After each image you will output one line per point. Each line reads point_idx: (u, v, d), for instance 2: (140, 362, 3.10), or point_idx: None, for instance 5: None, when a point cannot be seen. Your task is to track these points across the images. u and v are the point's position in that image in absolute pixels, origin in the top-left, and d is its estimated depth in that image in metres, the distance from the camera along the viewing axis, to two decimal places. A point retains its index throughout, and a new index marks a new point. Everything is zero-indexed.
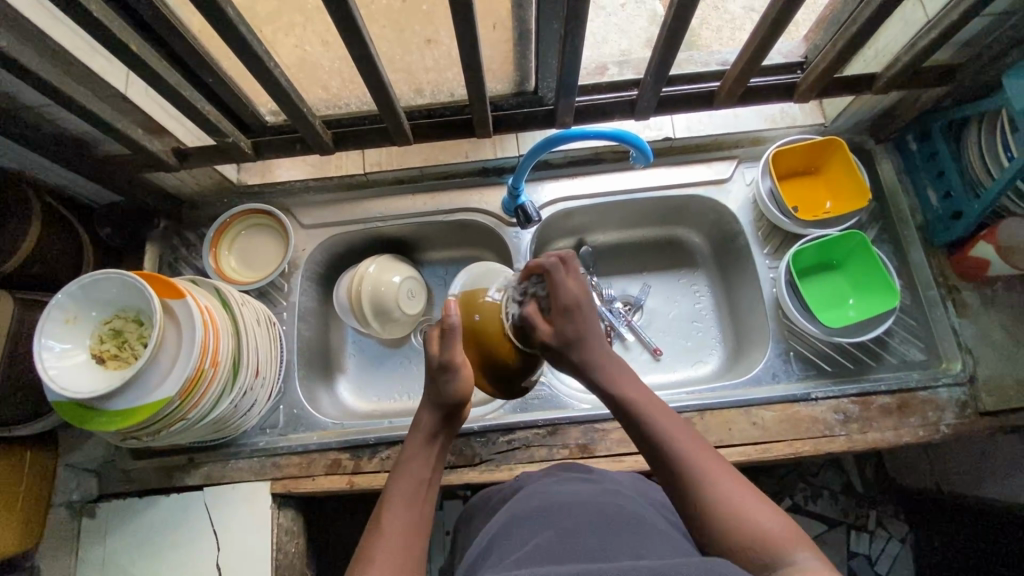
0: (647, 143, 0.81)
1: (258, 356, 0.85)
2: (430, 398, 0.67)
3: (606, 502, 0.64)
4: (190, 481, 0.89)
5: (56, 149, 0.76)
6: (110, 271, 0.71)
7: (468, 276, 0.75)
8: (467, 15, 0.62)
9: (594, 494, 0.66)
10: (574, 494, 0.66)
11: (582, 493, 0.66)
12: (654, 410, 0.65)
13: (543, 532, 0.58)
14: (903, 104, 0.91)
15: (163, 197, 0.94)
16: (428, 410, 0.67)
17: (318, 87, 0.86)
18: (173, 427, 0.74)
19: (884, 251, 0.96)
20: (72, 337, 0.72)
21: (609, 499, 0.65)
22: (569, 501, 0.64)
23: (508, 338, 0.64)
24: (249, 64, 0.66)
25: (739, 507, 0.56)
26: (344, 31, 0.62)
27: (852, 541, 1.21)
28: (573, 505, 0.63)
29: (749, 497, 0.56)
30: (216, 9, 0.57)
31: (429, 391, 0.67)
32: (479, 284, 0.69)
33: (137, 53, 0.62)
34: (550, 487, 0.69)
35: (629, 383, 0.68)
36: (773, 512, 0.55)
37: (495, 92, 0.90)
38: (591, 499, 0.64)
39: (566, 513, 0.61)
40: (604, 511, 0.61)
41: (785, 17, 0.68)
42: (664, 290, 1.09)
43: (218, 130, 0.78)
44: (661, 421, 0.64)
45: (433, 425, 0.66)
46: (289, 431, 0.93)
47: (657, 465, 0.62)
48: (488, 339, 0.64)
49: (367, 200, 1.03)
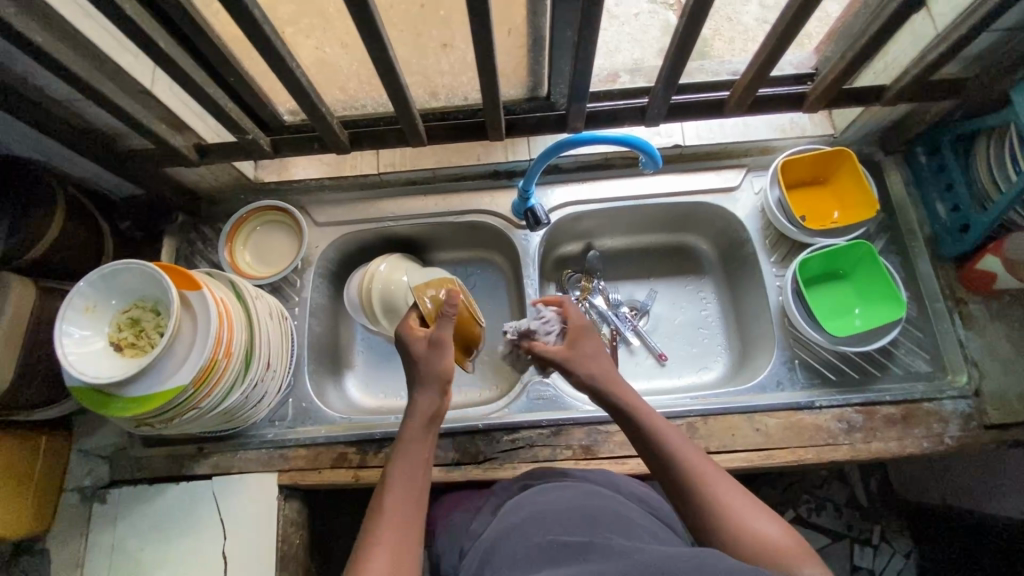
0: (656, 148, 0.82)
1: (270, 349, 0.87)
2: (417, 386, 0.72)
3: (595, 506, 0.65)
4: (199, 470, 0.91)
5: (82, 141, 0.78)
6: (131, 261, 0.74)
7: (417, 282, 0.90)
8: (484, 21, 0.64)
9: (580, 500, 0.67)
10: (562, 500, 0.67)
11: (570, 500, 0.67)
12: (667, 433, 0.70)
13: (540, 540, 0.59)
14: (912, 116, 0.92)
15: (182, 192, 0.97)
16: (425, 398, 0.71)
17: (337, 88, 0.89)
18: (186, 415, 0.76)
19: (891, 261, 0.96)
20: (92, 325, 0.74)
21: (597, 503, 0.66)
22: (559, 509, 0.65)
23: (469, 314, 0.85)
24: (272, 64, 0.68)
25: (739, 513, 0.62)
26: (366, 34, 0.64)
27: (856, 555, 1.21)
28: (564, 513, 0.64)
29: (748, 505, 0.62)
30: (243, 10, 0.59)
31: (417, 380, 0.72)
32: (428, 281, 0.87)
33: (165, 51, 0.64)
34: (536, 492, 0.71)
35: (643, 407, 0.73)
36: (776, 524, 0.61)
37: (509, 96, 0.92)
38: (580, 505, 0.66)
39: (559, 522, 0.62)
40: (595, 522, 0.62)
41: (794, 29, 0.69)
42: (671, 296, 1.10)
43: (239, 128, 0.80)
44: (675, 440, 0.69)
45: (430, 420, 0.70)
46: (297, 425, 0.94)
47: (674, 482, 0.66)
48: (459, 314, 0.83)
49: (381, 200, 1.05)
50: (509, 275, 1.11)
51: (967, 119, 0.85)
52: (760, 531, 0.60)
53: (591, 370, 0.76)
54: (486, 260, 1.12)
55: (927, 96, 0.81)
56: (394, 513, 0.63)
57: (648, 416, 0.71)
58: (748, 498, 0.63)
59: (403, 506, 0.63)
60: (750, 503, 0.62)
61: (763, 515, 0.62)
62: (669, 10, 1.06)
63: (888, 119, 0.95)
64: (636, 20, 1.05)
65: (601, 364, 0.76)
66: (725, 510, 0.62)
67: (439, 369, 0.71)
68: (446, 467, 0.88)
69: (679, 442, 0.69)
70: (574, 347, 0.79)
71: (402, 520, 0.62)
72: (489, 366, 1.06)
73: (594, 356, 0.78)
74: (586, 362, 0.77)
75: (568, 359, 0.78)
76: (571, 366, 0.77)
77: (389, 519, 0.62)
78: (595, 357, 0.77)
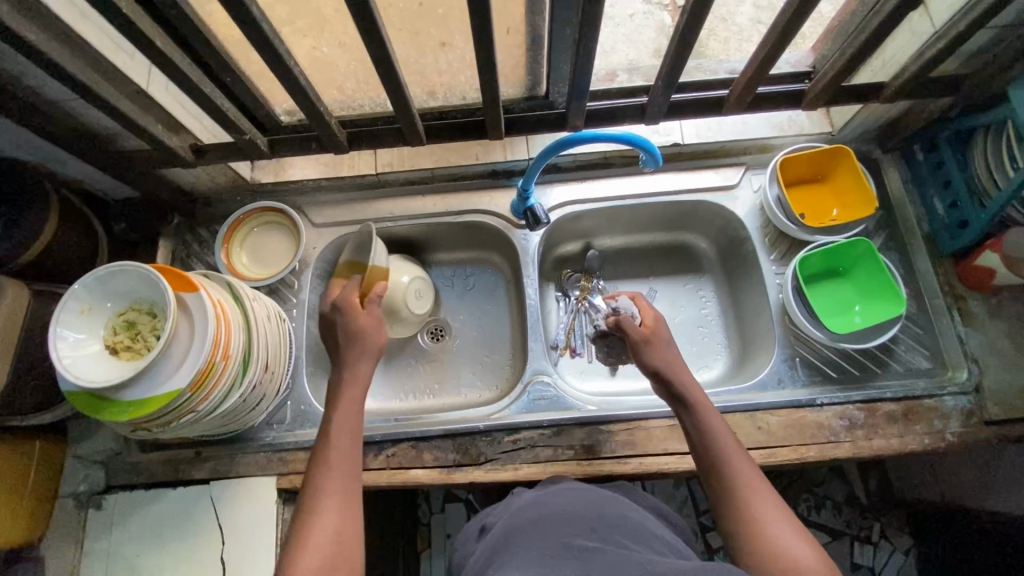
0: (656, 146, 0.81)
1: (268, 352, 0.86)
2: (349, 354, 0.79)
3: (606, 512, 0.65)
4: (197, 475, 0.90)
5: (76, 142, 0.77)
6: (127, 263, 0.73)
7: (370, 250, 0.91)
8: (485, 20, 0.64)
9: (591, 502, 0.67)
10: (572, 502, 0.66)
11: (580, 503, 0.66)
12: (725, 440, 0.71)
13: (550, 538, 0.59)
14: (910, 114, 0.92)
15: (177, 194, 0.96)
16: (362, 366, 0.78)
17: (334, 88, 0.88)
18: (183, 419, 0.75)
19: (890, 258, 0.96)
20: (87, 328, 0.73)
21: (608, 509, 0.65)
22: (571, 511, 0.64)
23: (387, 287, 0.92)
24: (270, 63, 0.67)
25: (769, 527, 0.63)
26: (365, 33, 0.64)
27: (856, 553, 1.22)
28: (574, 516, 0.63)
29: (782, 524, 0.63)
30: (240, 7, 0.58)
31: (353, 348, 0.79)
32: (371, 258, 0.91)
33: (161, 49, 0.63)
34: (547, 492, 0.70)
35: (710, 413, 0.74)
36: (805, 544, 0.62)
37: (507, 96, 0.91)
38: (591, 509, 0.65)
39: (570, 522, 0.61)
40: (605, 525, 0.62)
41: (794, 27, 0.69)
42: (670, 295, 1.09)
43: (236, 128, 0.80)
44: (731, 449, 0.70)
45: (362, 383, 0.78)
46: (296, 427, 0.93)
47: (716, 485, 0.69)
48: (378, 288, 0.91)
49: (378, 200, 1.04)
50: (509, 275, 1.10)
51: (964, 116, 0.85)
52: (784, 548, 0.61)
53: (663, 358, 0.81)
54: (485, 261, 1.12)
55: (926, 93, 0.81)
56: (335, 474, 0.69)
57: (711, 420, 0.73)
58: (784, 516, 0.64)
59: (344, 467, 0.70)
60: (787, 522, 0.64)
61: (794, 535, 0.62)
62: (664, 11, 1.06)
63: (885, 117, 0.95)
64: (632, 21, 1.05)
65: (675, 358, 0.81)
66: (758, 521, 0.64)
67: (375, 338, 0.81)
68: (447, 469, 0.87)
69: (731, 451, 0.70)
70: (653, 332, 0.84)
71: (343, 479, 0.69)
72: (490, 367, 1.05)
73: (667, 346, 0.83)
74: (660, 349, 0.82)
75: (646, 340, 0.83)
76: (648, 347, 0.82)
77: (330, 483, 0.68)
78: (669, 349, 0.82)
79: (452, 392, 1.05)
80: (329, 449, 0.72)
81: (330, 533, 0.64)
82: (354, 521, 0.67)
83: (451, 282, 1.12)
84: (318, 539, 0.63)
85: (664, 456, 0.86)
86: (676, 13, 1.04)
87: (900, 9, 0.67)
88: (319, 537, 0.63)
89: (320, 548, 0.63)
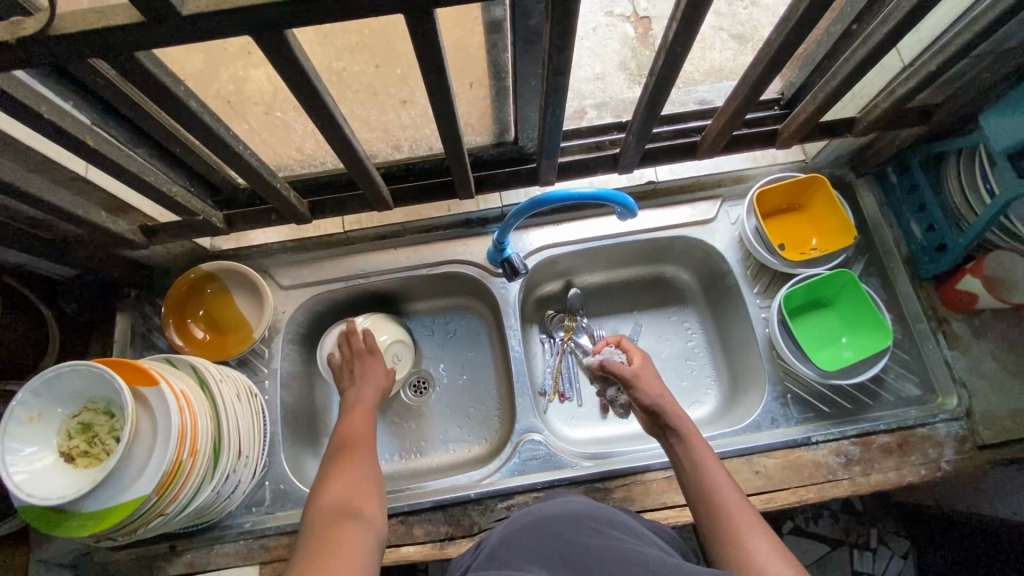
0: (631, 197, 0.79)
1: (240, 438, 0.81)
2: (362, 378, 0.89)
3: (605, 513, 0.63)
4: (173, 570, 0.85)
5: (13, 237, 0.71)
6: (76, 362, 0.67)
7: (228, 279, 0.95)
8: (445, 96, 0.61)
9: (593, 508, 0.64)
10: (570, 505, 0.64)
11: (578, 505, 0.64)
12: (711, 466, 0.70)
13: (550, 544, 0.55)
14: (880, 140, 0.92)
15: (131, 268, 0.90)
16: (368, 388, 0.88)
17: (292, 148, 0.83)
18: (150, 524, 0.70)
19: (872, 286, 0.96)
20: (38, 438, 0.67)
21: (609, 513, 0.63)
22: (571, 511, 0.62)
23: (219, 307, 0.95)
24: (220, 152, 0.62)
25: (756, 554, 0.61)
26: (319, 118, 0.60)
27: (855, 560, 1.18)
28: (577, 515, 0.61)
29: (767, 551, 0.61)
30: (179, 103, 0.53)
31: (376, 375, 0.90)
32: (227, 291, 0.95)
33: (98, 149, 0.58)
34: (546, 502, 0.67)
35: (700, 445, 0.73)
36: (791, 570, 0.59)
37: (473, 143, 0.88)
38: (590, 510, 0.63)
39: (573, 525, 0.58)
40: (604, 530, 0.58)
41: (766, 76, 0.67)
42: (655, 329, 1.07)
43: (188, 208, 0.75)
44: (715, 475, 0.69)
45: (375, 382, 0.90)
46: (277, 509, 0.88)
47: (703, 508, 0.67)
48: (218, 308, 0.95)
49: (349, 257, 1.00)
50: (491, 320, 1.07)
51: (934, 142, 0.85)
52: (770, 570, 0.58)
53: (654, 391, 0.79)
54: (466, 308, 1.08)
55: (898, 126, 0.81)
56: (356, 439, 0.79)
57: (698, 449, 0.72)
58: (771, 545, 0.62)
59: (362, 438, 0.80)
60: (775, 550, 0.61)
61: (777, 558, 0.60)
62: (628, 23, 1.03)
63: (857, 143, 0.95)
64: (596, 35, 1.03)
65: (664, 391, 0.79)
66: (744, 546, 0.62)
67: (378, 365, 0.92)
68: (440, 542, 0.84)
69: (719, 478, 0.69)
70: (638, 368, 0.82)
71: (365, 443, 0.79)
72: (478, 422, 1.02)
73: (655, 379, 0.81)
74: (648, 383, 0.80)
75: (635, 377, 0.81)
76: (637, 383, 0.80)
77: (354, 449, 0.77)
78: (656, 382, 0.81)
79: (439, 449, 1.01)
80: (346, 427, 0.81)
81: (353, 483, 0.72)
82: (376, 476, 0.75)
83: (432, 331, 1.08)
84: (344, 480, 0.72)
85: (664, 510, 0.84)
86: (640, 26, 1.02)
87: (868, 59, 0.66)
88: (343, 483, 0.71)
89: (342, 488, 0.71)
